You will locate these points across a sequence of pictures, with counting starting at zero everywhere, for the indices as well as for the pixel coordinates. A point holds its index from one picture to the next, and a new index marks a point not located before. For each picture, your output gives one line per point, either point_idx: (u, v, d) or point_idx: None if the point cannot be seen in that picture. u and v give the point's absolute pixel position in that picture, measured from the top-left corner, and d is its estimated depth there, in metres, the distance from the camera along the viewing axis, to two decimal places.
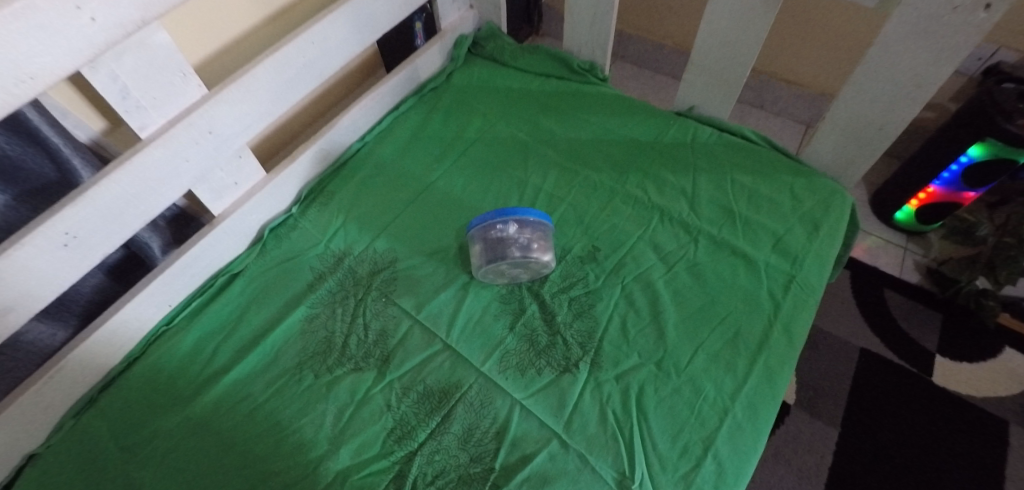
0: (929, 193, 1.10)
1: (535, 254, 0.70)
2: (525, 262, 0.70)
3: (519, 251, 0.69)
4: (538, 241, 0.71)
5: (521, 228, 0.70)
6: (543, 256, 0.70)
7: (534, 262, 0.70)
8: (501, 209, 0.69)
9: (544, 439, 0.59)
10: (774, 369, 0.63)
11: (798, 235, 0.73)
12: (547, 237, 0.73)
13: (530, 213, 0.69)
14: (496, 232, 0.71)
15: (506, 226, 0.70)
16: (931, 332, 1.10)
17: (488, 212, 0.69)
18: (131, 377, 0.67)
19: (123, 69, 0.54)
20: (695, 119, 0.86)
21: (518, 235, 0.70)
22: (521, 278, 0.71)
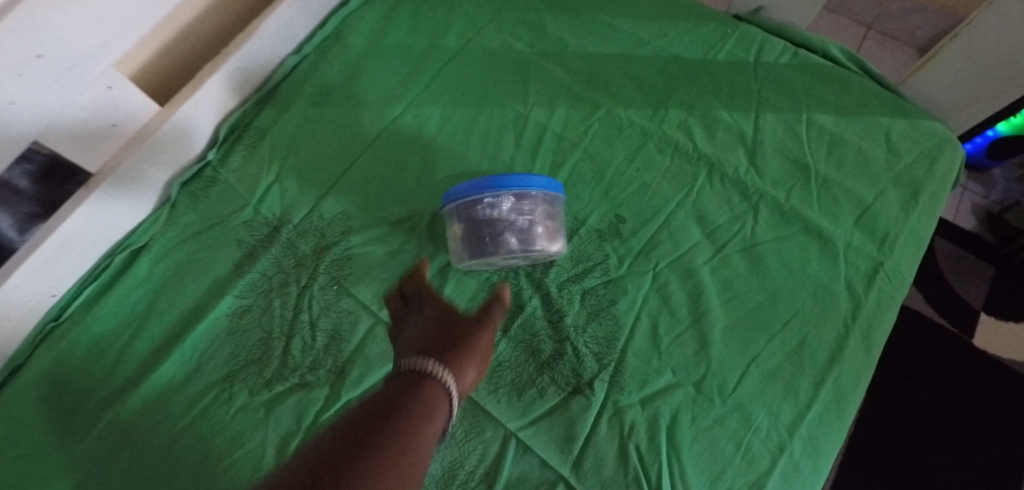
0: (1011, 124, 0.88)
1: (538, 245, 0.50)
2: (525, 252, 0.51)
3: (516, 239, 0.50)
4: (543, 222, 0.51)
5: (517, 203, 0.50)
6: (549, 245, 0.51)
7: (536, 254, 0.51)
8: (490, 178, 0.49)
9: (547, 483, 0.46)
10: (847, 391, 0.48)
11: (891, 203, 0.54)
12: (556, 214, 0.53)
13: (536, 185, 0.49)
14: (483, 209, 0.51)
15: (497, 202, 0.50)
16: (981, 287, 0.96)
17: (471, 184, 0.49)
18: (8, 392, 0.51)
19: None
20: (760, 28, 0.63)
21: (514, 214, 0.50)
22: (518, 265, 0.53)
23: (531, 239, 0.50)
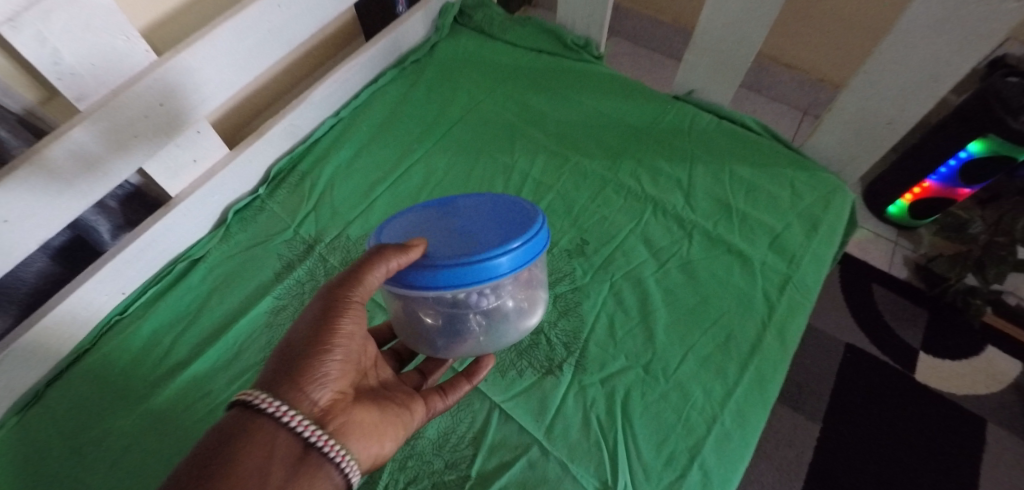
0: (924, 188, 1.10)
1: (506, 322, 0.52)
2: (500, 333, 0.53)
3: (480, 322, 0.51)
4: (511, 299, 0.51)
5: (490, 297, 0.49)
6: (517, 320, 0.53)
7: (503, 329, 0.53)
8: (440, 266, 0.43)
9: (524, 445, 0.56)
10: (765, 374, 0.60)
11: (796, 233, 0.69)
12: (532, 274, 0.53)
13: (518, 262, 0.44)
14: (454, 303, 0.49)
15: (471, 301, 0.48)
16: (917, 329, 1.09)
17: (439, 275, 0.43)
18: (81, 370, 0.62)
19: (53, 30, 0.47)
20: (693, 105, 0.81)
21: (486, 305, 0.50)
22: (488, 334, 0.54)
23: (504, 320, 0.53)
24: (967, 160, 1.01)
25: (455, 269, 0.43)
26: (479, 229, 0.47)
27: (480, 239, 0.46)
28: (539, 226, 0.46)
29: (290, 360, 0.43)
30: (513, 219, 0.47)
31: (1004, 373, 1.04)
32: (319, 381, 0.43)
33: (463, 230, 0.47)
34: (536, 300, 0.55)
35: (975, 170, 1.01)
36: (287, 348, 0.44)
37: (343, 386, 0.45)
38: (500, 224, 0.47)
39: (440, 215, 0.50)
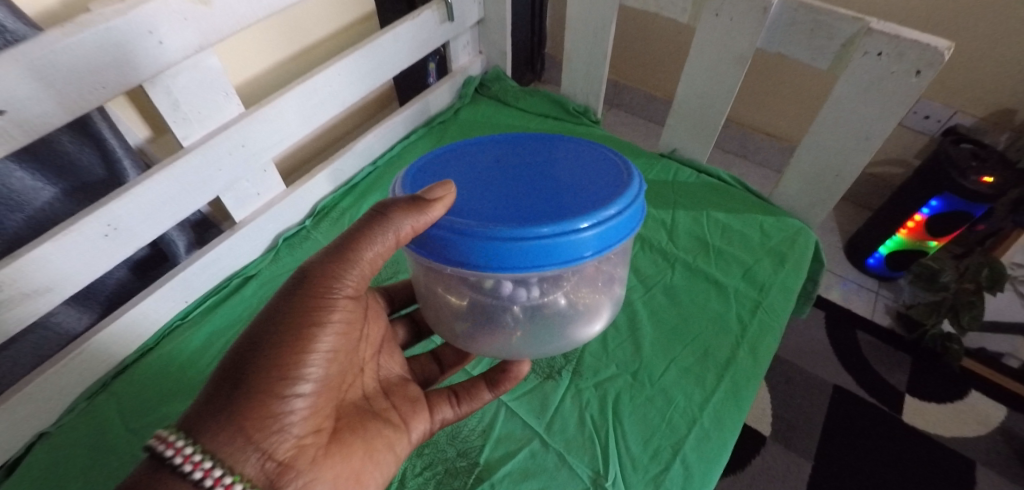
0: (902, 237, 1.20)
1: (545, 313, 0.56)
2: (538, 321, 0.56)
3: (519, 312, 0.55)
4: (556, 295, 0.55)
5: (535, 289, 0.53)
6: (555, 312, 0.56)
7: (540, 318, 0.56)
8: (521, 241, 0.44)
9: (527, 438, 0.65)
10: (740, 384, 0.67)
11: (765, 266, 0.79)
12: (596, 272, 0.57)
13: (602, 244, 0.46)
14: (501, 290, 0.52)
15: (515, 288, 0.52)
16: (901, 373, 1.15)
17: (517, 250, 0.44)
18: (144, 365, 0.71)
19: (177, 86, 0.62)
20: (677, 161, 0.95)
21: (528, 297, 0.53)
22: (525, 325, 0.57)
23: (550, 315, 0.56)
24: (937, 211, 1.11)
25: (528, 243, 0.44)
26: (565, 201, 0.47)
27: (567, 210, 0.46)
28: (631, 212, 0.47)
29: (233, 395, 0.41)
30: (600, 193, 0.48)
31: (989, 417, 1.09)
32: (269, 426, 0.41)
33: (547, 199, 0.48)
34: (591, 305, 0.59)
35: (943, 220, 1.12)
36: (232, 374, 0.42)
37: (303, 428, 0.44)
38: (586, 196, 0.48)
39: (519, 178, 0.51)
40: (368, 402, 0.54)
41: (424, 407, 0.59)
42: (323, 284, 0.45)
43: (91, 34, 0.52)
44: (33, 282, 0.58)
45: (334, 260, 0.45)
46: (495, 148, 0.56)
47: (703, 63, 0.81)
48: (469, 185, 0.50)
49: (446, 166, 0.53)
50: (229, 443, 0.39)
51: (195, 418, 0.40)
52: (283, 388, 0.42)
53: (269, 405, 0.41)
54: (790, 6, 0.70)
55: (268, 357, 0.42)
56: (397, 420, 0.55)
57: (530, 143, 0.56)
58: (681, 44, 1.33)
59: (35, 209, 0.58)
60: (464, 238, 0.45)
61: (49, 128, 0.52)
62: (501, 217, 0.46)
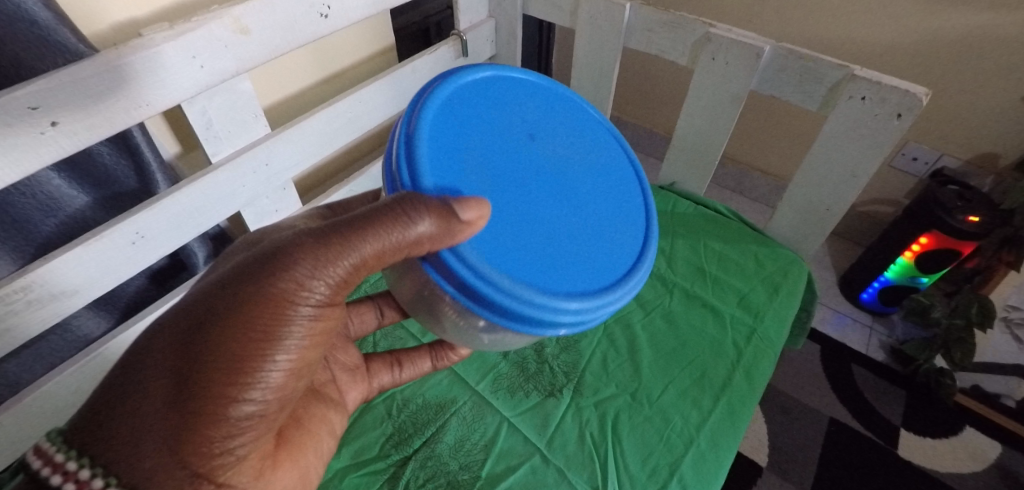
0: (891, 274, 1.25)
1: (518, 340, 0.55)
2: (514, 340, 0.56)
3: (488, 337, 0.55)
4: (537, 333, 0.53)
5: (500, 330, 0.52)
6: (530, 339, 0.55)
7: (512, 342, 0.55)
8: (516, 305, 0.44)
9: (528, 454, 0.66)
10: (736, 406, 0.69)
11: (760, 294, 0.82)
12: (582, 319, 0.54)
13: (575, 330, 0.49)
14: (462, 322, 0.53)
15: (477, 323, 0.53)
16: (897, 408, 1.16)
17: (504, 314, 0.45)
18: None
19: (212, 106, 0.67)
20: (676, 193, 0.99)
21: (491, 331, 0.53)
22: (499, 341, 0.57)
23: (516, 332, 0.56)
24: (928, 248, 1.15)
25: (517, 306, 0.44)
26: (575, 268, 0.49)
27: (572, 282, 0.48)
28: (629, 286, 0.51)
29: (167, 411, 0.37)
30: (606, 276, 0.50)
31: (984, 454, 1.10)
32: (209, 452, 0.38)
33: (563, 256, 0.48)
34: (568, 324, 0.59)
35: (932, 257, 1.16)
36: (168, 384, 0.38)
37: (249, 450, 0.41)
38: (594, 272, 0.49)
39: (549, 202, 0.50)
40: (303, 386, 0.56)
41: (364, 374, 0.65)
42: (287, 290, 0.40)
43: (142, 58, 0.56)
44: (60, 285, 0.61)
45: (308, 262, 0.41)
46: (538, 138, 0.54)
47: (700, 102, 0.86)
48: (501, 189, 0.49)
49: (485, 145, 0.50)
50: (155, 473, 0.37)
51: (109, 439, 0.37)
52: (230, 415, 0.39)
53: (211, 429, 0.38)
54: (782, 52, 0.75)
55: (209, 379, 0.38)
56: (338, 398, 0.60)
57: (574, 155, 0.56)
58: (681, 85, 1.40)
59: (68, 213, 0.63)
60: (475, 281, 0.44)
61: (93, 140, 0.56)
62: (513, 263, 0.46)
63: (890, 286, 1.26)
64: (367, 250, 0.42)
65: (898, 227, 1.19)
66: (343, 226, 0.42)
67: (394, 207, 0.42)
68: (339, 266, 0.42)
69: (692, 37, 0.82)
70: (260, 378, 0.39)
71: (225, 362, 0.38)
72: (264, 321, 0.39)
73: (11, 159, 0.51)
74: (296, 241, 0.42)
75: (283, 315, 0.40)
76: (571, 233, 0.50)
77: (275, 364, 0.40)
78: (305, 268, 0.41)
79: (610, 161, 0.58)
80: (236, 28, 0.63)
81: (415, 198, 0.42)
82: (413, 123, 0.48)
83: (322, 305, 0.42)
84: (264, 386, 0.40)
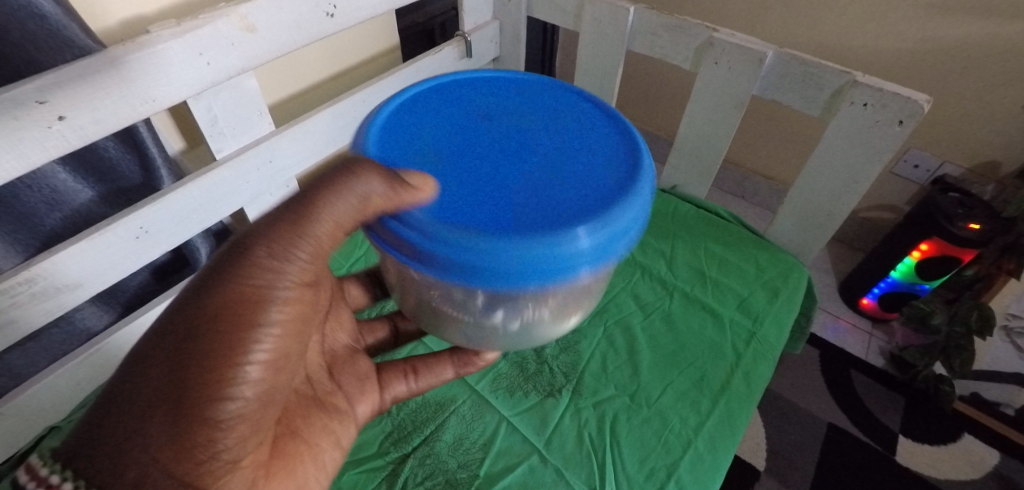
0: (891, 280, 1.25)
1: (517, 310, 0.51)
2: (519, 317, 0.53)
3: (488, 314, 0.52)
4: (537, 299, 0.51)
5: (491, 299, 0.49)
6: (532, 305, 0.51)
7: (512, 313, 0.52)
8: (470, 258, 0.41)
9: (526, 453, 0.66)
10: (734, 409, 0.69)
11: (760, 298, 0.82)
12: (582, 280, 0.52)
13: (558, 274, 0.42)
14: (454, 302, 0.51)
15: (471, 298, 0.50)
16: (895, 414, 1.17)
17: (464, 270, 0.42)
18: None
19: (217, 103, 0.68)
20: (677, 196, 0.99)
21: (487, 304, 0.50)
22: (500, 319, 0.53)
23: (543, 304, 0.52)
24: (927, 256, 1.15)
25: (473, 260, 0.41)
26: (535, 209, 0.44)
27: (532, 223, 0.43)
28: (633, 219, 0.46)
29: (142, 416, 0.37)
30: (579, 211, 0.44)
31: (982, 461, 1.10)
32: (194, 453, 0.39)
33: (518, 202, 0.44)
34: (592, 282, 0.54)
35: (933, 265, 1.16)
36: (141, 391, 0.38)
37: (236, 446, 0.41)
38: (561, 211, 0.44)
39: (501, 162, 0.47)
40: (305, 392, 0.55)
41: (374, 384, 0.63)
42: (245, 285, 0.40)
43: (150, 54, 0.57)
44: (64, 278, 0.61)
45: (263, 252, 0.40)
46: (492, 115, 0.52)
47: (703, 106, 0.86)
48: (452, 163, 0.47)
49: (432, 135, 0.50)
50: (140, 483, 0.36)
51: (90, 452, 0.37)
52: (209, 415, 0.38)
53: (192, 429, 0.38)
54: (784, 58, 0.75)
55: (181, 380, 0.37)
56: (344, 406, 0.59)
57: (535, 119, 0.53)
58: (683, 88, 1.41)
59: (73, 207, 0.63)
60: (440, 245, 0.42)
61: (100, 135, 0.57)
62: (466, 219, 0.43)
63: (890, 292, 1.27)
64: (325, 229, 0.41)
65: (898, 234, 1.19)
66: (287, 208, 0.41)
67: (342, 181, 0.41)
68: (294, 248, 0.41)
69: (695, 41, 0.83)
70: (235, 374, 0.39)
71: (190, 363, 0.38)
72: (231, 316, 0.39)
73: (18, 152, 0.51)
74: (253, 227, 0.41)
75: (251, 308, 0.40)
76: (533, 183, 0.46)
77: (250, 357, 0.40)
78: (260, 257, 0.40)
79: (579, 116, 0.54)
80: (243, 26, 0.64)
81: (354, 165, 0.41)
82: (358, 139, 0.50)
83: (289, 289, 0.42)
84: (239, 381, 0.39)
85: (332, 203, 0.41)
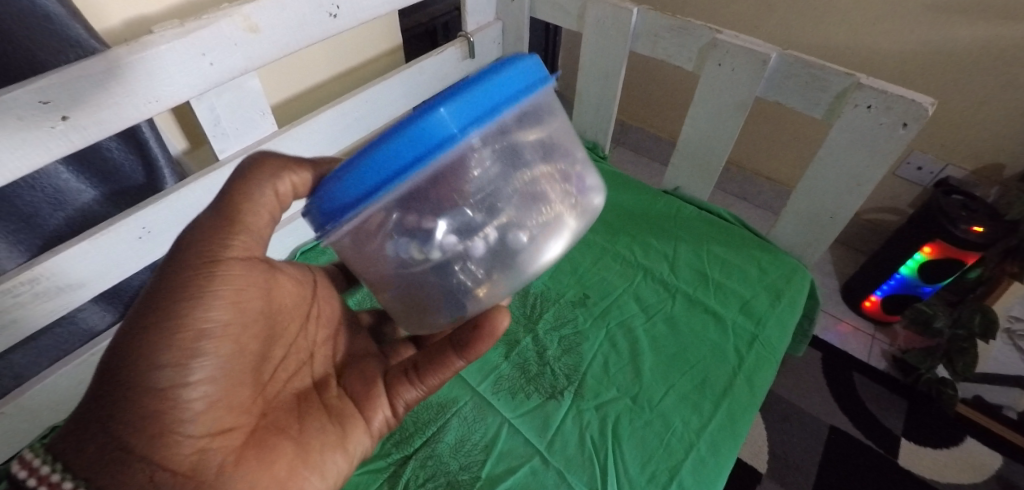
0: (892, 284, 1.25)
1: (478, 237, 0.48)
2: (499, 257, 0.49)
3: (460, 264, 0.49)
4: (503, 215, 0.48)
5: (448, 235, 0.47)
6: (489, 223, 0.48)
7: (475, 246, 0.48)
8: (353, 168, 0.43)
9: (528, 455, 0.66)
10: (736, 412, 0.69)
11: (762, 301, 0.82)
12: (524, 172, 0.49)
13: (435, 140, 0.41)
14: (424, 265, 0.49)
15: (435, 247, 0.48)
16: (897, 417, 1.16)
17: (354, 178, 0.43)
18: None
19: (220, 103, 0.68)
20: (679, 198, 0.99)
21: (451, 245, 0.48)
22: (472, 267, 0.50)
23: (509, 225, 0.49)
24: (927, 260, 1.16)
25: (358, 171, 0.43)
26: None
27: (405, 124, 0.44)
28: (510, 75, 0.45)
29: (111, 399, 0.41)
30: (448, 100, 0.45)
31: (985, 465, 1.10)
32: (159, 426, 0.41)
33: None
34: (541, 184, 0.50)
35: (934, 268, 1.16)
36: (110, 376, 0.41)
37: (202, 418, 0.44)
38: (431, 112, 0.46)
39: None
40: (308, 395, 0.56)
41: (383, 391, 0.57)
42: (185, 264, 0.43)
43: (153, 54, 0.57)
44: (67, 278, 0.61)
45: (199, 237, 0.44)
46: None
47: (706, 108, 0.86)
48: None
49: None
50: (111, 457, 0.40)
51: (74, 441, 0.40)
52: (157, 384, 0.41)
53: (153, 402, 0.41)
54: (788, 60, 0.75)
55: (136, 358, 0.41)
56: (351, 412, 0.56)
57: None
58: (686, 89, 1.40)
59: (76, 207, 0.63)
60: (335, 178, 0.44)
61: (104, 135, 0.57)
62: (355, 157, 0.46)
63: (892, 295, 1.27)
64: (252, 213, 0.46)
65: (901, 236, 1.19)
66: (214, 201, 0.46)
67: (250, 173, 0.46)
68: (226, 231, 0.45)
69: (699, 43, 0.82)
70: (184, 344, 0.42)
71: (141, 340, 0.41)
72: (168, 292, 0.42)
73: (22, 153, 0.51)
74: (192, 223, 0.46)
75: (187, 286, 0.43)
76: None
77: (188, 327, 0.42)
78: (196, 241, 0.44)
79: None
80: (246, 26, 0.64)
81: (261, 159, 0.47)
82: None
83: (227, 265, 0.45)
84: (190, 352, 0.42)
85: (249, 190, 0.46)
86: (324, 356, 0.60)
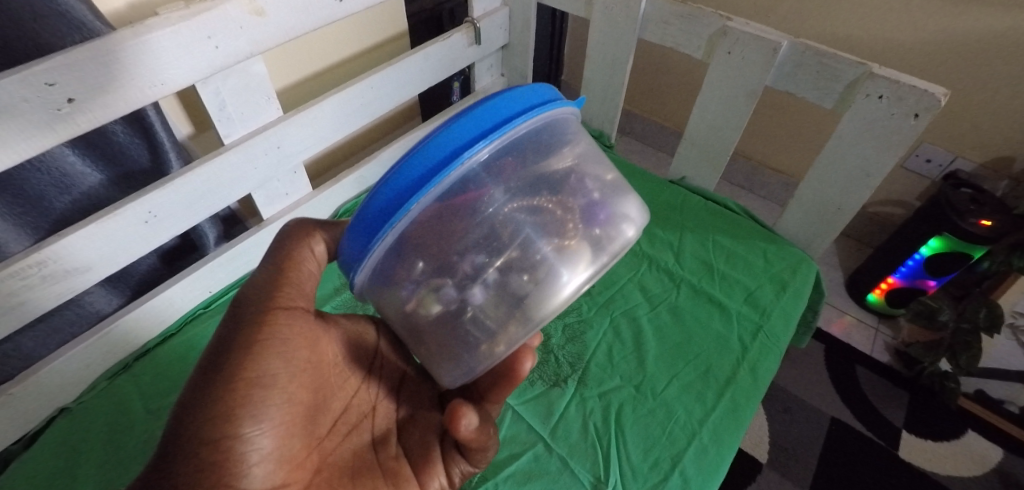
0: (895, 280, 1.25)
1: (482, 279, 0.49)
2: (513, 295, 0.49)
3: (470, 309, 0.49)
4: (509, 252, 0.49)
5: (455, 286, 0.49)
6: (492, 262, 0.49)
7: (479, 290, 0.49)
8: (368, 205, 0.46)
9: (531, 442, 0.67)
10: (739, 402, 0.69)
11: (768, 292, 0.82)
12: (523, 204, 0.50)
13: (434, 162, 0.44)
14: (438, 314, 0.50)
15: (447, 295, 0.49)
16: (899, 409, 1.17)
17: (368, 216, 0.46)
18: (165, 350, 0.74)
19: (225, 87, 0.67)
20: (685, 188, 0.99)
21: (458, 294, 0.49)
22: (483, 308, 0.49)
23: (514, 264, 0.49)
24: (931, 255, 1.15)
25: (370, 207, 0.46)
26: None
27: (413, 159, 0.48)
28: (505, 97, 0.48)
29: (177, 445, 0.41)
30: None
31: (986, 458, 1.10)
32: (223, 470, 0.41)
33: None
34: (549, 213, 0.51)
35: (937, 263, 1.16)
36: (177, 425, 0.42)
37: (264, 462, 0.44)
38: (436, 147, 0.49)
39: None
40: (365, 454, 0.56)
41: (440, 461, 0.56)
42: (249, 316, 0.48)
43: (158, 36, 0.56)
44: (73, 261, 0.62)
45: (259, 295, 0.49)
46: None
47: (715, 97, 0.85)
48: None
49: None
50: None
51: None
52: (225, 428, 0.42)
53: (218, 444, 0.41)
54: (799, 48, 0.74)
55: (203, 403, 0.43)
56: (407, 476, 0.55)
57: None
58: (694, 79, 1.39)
59: (81, 191, 0.63)
60: (355, 219, 0.47)
61: (109, 117, 0.56)
62: None
63: (897, 287, 1.26)
64: (300, 275, 0.51)
65: (907, 229, 1.18)
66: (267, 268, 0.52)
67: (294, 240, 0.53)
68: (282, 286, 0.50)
69: (708, 31, 0.81)
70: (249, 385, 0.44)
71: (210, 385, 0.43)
72: (238, 340, 0.46)
73: (27, 134, 0.51)
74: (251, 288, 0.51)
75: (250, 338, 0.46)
76: None
77: (250, 375, 0.45)
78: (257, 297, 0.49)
79: None
80: (252, 9, 0.63)
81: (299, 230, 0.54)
82: None
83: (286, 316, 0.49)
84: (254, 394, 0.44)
85: (296, 254, 0.52)
86: (384, 409, 0.61)
